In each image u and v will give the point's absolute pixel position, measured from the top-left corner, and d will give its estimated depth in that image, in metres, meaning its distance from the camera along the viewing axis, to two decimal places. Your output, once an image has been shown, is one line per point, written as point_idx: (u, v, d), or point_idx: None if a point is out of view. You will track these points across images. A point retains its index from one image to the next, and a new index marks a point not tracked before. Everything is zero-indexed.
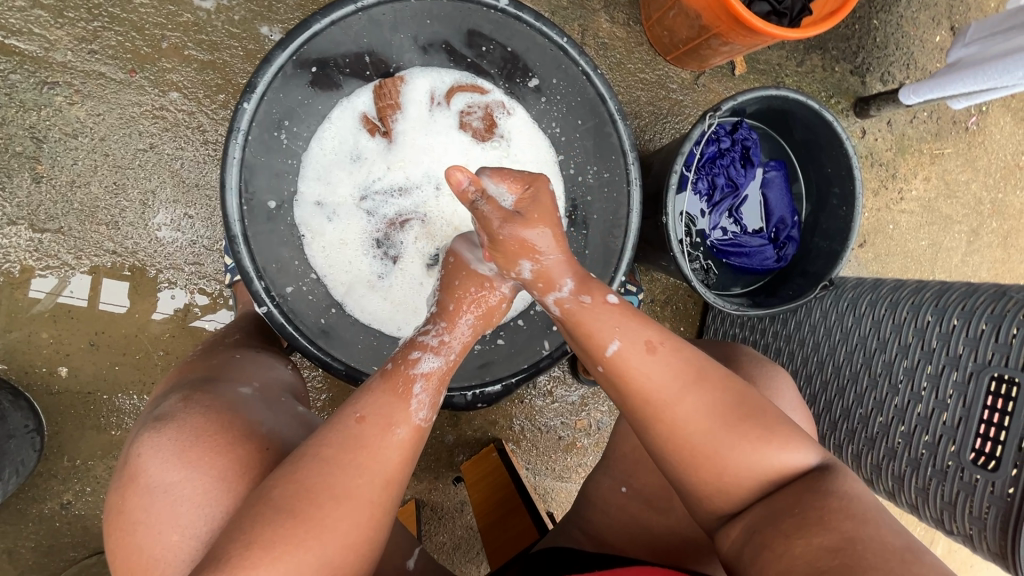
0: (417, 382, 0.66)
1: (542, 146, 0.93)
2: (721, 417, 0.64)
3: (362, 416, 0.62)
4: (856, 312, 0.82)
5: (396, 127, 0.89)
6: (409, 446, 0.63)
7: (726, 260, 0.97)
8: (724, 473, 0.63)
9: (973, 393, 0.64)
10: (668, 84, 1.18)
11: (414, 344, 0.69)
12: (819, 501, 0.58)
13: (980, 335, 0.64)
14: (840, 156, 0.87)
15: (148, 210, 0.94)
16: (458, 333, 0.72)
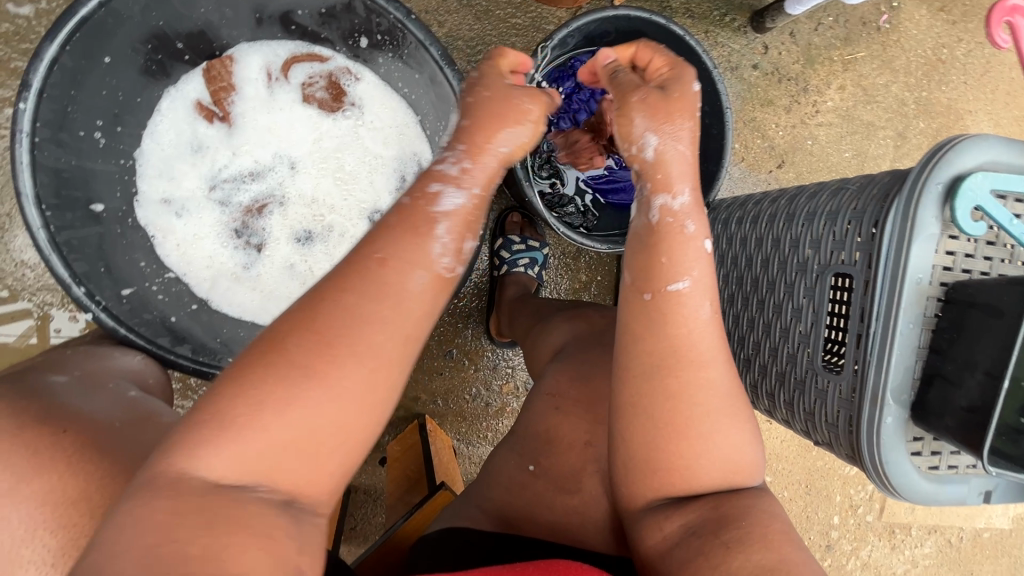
0: (440, 222, 0.52)
1: (394, 108, 0.89)
2: (726, 402, 0.57)
3: (382, 259, 0.50)
4: (729, 233, 0.78)
5: (236, 110, 0.86)
6: (436, 296, 0.52)
7: (607, 199, 0.93)
8: (701, 460, 0.56)
9: (823, 295, 0.61)
10: (544, 25, 1.12)
11: (432, 176, 0.55)
12: (765, 521, 0.54)
13: (823, 235, 0.61)
14: (702, 73, 0.84)
15: (7, 234, 0.92)
16: (484, 159, 0.57)
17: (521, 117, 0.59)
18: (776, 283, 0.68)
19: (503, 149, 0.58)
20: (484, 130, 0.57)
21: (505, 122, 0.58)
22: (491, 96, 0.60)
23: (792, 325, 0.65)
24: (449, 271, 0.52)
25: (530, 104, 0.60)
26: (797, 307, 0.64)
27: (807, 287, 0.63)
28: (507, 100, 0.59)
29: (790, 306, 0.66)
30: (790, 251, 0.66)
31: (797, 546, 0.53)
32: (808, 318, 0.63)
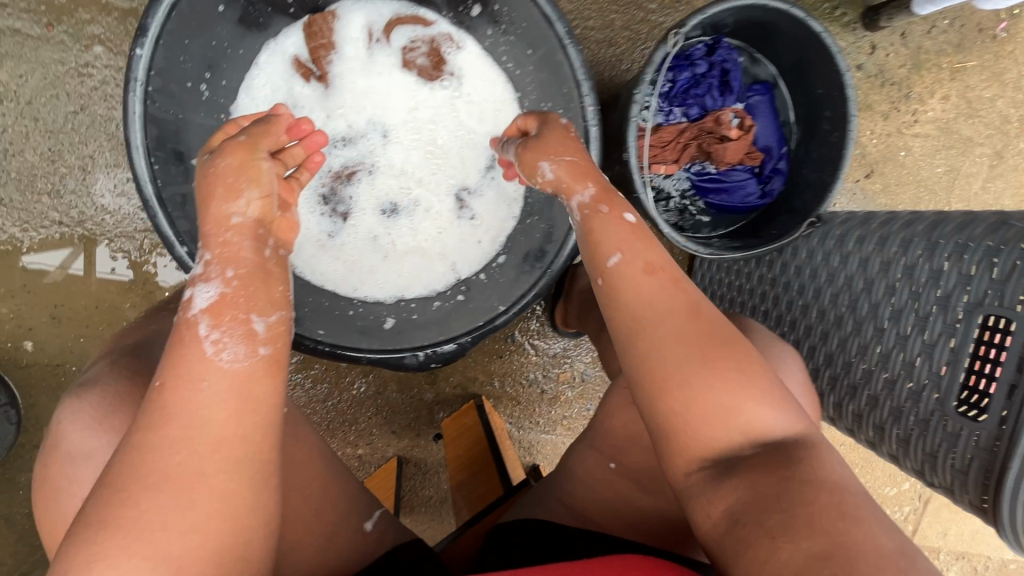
0: (201, 322, 0.52)
1: (494, 82, 0.83)
2: (704, 355, 0.54)
3: (161, 384, 0.50)
4: (844, 252, 0.76)
5: (334, 71, 0.82)
6: (243, 382, 0.51)
7: (706, 198, 0.87)
8: (713, 425, 0.53)
9: (940, 325, 0.63)
10: (647, 3, 1.04)
11: (187, 283, 0.55)
12: (807, 496, 0.48)
13: (944, 267, 0.63)
14: (831, 75, 0.78)
15: (89, 176, 0.90)
16: (229, 246, 0.56)
17: (221, 182, 0.58)
18: (879, 307, 0.70)
19: (241, 217, 0.57)
20: (204, 218, 0.58)
21: (215, 191, 0.58)
22: (195, 186, 0.60)
23: (915, 360, 0.65)
24: (236, 362, 0.51)
25: (222, 162, 0.59)
26: (924, 342, 0.64)
27: (920, 316, 0.65)
28: (206, 176, 0.59)
29: (893, 330, 0.68)
30: (924, 283, 0.65)
31: (854, 516, 0.47)
32: (916, 347, 0.65)
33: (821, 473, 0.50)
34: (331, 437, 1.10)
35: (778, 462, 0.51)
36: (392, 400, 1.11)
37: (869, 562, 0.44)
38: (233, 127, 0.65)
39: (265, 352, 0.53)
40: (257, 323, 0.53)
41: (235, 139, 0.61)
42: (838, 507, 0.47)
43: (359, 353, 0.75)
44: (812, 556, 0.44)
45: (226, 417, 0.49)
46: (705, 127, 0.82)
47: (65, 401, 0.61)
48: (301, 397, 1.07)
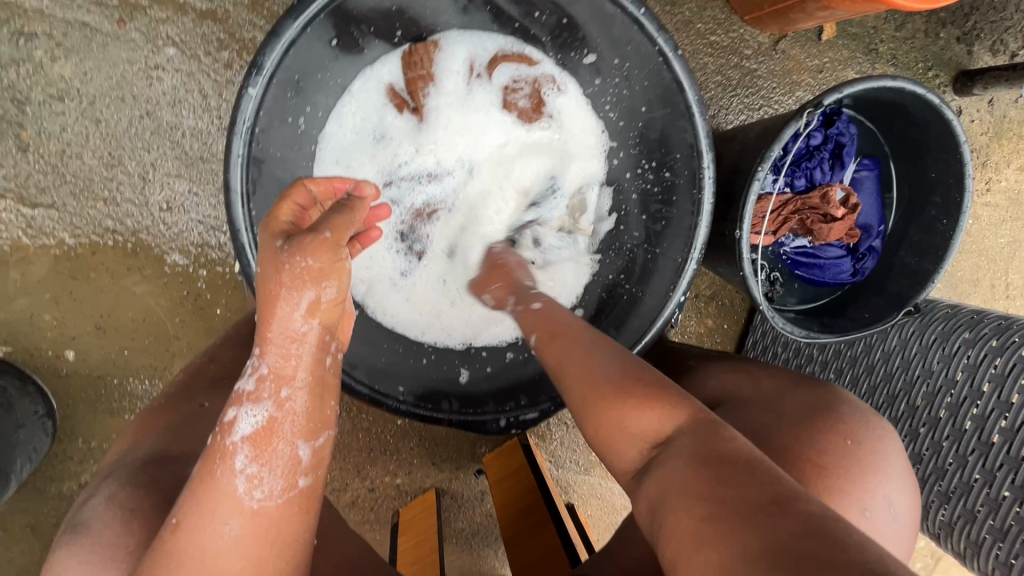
0: (239, 452, 0.48)
1: (593, 129, 0.80)
2: (597, 382, 0.55)
3: (177, 524, 0.45)
4: (944, 351, 0.73)
5: (429, 103, 0.76)
6: (271, 525, 0.48)
7: (797, 271, 0.85)
8: (620, 441, 0.52)
9: (971, 413, 0.69)
10: (741, 49, 1.00)
11: (230, 398, 0.50)
12: (688, 471, 0.44)
13: (981, 362, 0.69)
14: (951, 160, 0.74)
15: (148, 184, 0.85)
16: (287, 361, 0.50)
17: (302, 278, 0.50)
18: (914, 387, 0.75)
19: (305, 328, 0.51)
20: (265, 323, 0.50)
21: (288, 287, 0.49)
22: (261, 270, 0.51)
23: (998, 470, 0.65)
24: (271, 500, 0.48)
25: (304, 260, 0.49)
26: (992, 448, 0.66)
27: (952, 402, 0.71)
28: (284, 267, 0.49)
29: (924, 411, 0.74)
30: (989, 388, 0.68)
31: (738, 476, 0.42)
32: (947, 431, 0.71)
33: (709, 444, 0.45)
34: (371, 464, 1.07)
35: (672, 453, 0.47)
36: (435, 431, 1.09)
37: (741, 518, 0.38)
38: (302, 195, 0.56)
39: (304, 484, 0.50)
40: (302, 448, 0.51)
41: (317, 232, 0.51)
42: (716, 473, 0.42)
43: (439, 417, 0.71)
44: (702, 523, 0.40)
45: (244, 567, 0.45)
46: (810, 203, 0.79)
47: (56, 551, 0.52)
48: (346, 422, 1.04)
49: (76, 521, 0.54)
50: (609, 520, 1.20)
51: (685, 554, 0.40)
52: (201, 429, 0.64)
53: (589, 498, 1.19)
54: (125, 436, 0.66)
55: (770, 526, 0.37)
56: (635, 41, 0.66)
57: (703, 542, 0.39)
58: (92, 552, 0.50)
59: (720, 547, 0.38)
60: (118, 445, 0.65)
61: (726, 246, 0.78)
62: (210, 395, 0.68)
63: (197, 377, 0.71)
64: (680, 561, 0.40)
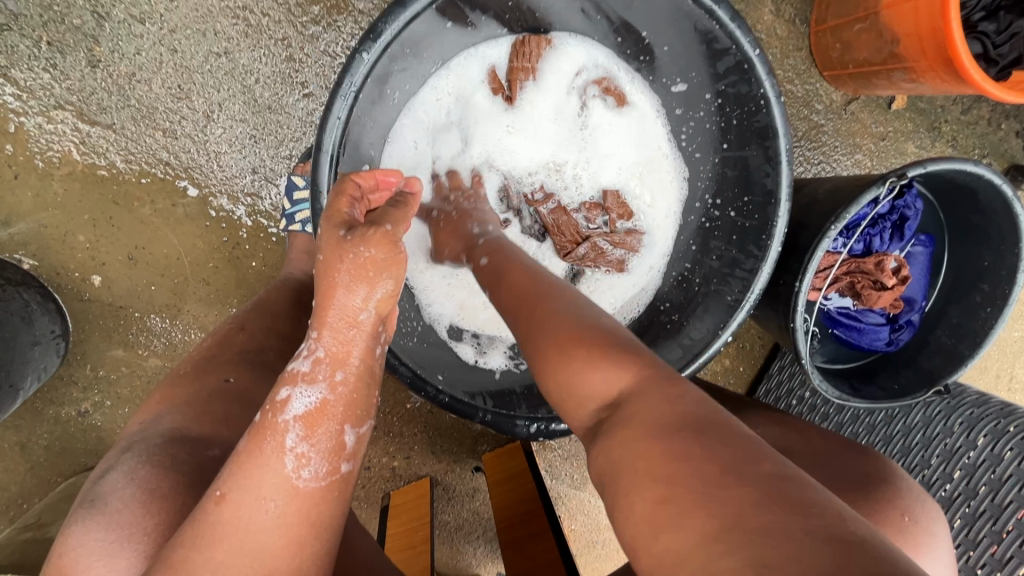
0: (289, 432, 0.44)
1: (667, 155, 0.80)
2: (561, 325, 0.51)
3: (222, 497, 0.41)
4: (969, 435, 0.75)
5: (524, 97, 0.78)
6: (314, 507, 0.44)
7: (833, 329, 0.87)
8: (576, 399, 0.49)
9: (988, 501, 0.70)
10: (814, 102, 1.01)
11: (284, 376, 0.46)
12: (633, 437, 0.41)
13: (1006, 453, 0.71)
14: (1007, 251, 0.75)
15: (210, 123, 0.84)
16: (343, 344, 0.47)
17: (364, 270, 0.47)
18: (930, 466, 0.77)
19: (363, 315, 0.47)
20: (324, 306, 0.47)
21: (349, 278, 0.46)
22: (324, 259, 0.48)
23: (1007, 560, 0.66)
24: (315, 483, 0.44)
25: (367, 250, 0.46)
26: (998, 533, 0.68)
27: (969, 487, 0.72)
28: (347, 257, 0.47)
29: (938, 490, 0.75)
30: (1008, 476, 0.69)
31: (699, 442, 0.38)
32: (960, 513, 0.72)
33: (662, 411, 0.41)
34: (373, 442, 1.06)
35: (625, 416, 0.43)
36: (441, 421, 1.08)
37: (696, 492, 0.35)
38: (352, 188, 0.53)
39: (345, 470, 0.46)
40: (347, 434, 0.47)
41: (378, 225, 0.48)
42: (675, 439, 0.39)
43: (474, 413, 0.69)
44: (658, 496, 0.37)
45: (285, 544, 0.42)
46: (863, 266, 0.80)
47: (69, 526, 0.48)
48: None
49: (93, 494, 0.50)
50: (589, 538, 1.20)
51: (643, 531, 0.36)
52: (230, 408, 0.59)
53: (574, 513, 1.19)
54: (147, 405, 0.61)
55: (729, 500, 0.34)
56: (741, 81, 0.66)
57: (660, 524, 0.35)
58: (110, 530, 0.46)
59: (678, 527, 0.34)
60: (137, 415, 0.61)
61: (776, 297, 0.78)
62: (237, 369, 0.64)
63: (231, 331, 0.69)
64: (642, 544, 0.36)
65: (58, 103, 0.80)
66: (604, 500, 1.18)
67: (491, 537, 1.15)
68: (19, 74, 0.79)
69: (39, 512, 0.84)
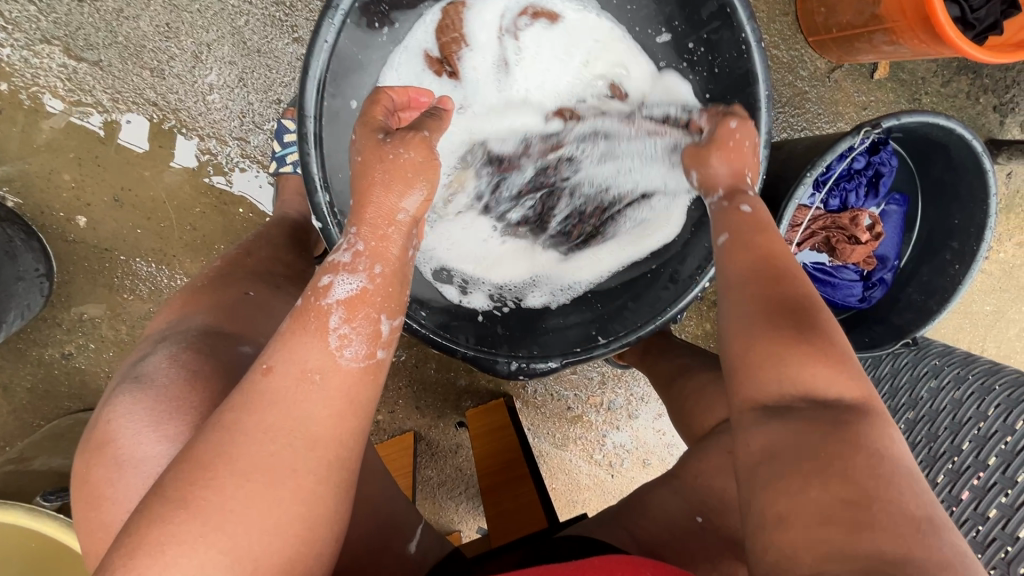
0: (333, 314, 0.45)
1: (626, 47, 0.77)
2: (794, 311, 0.49)
3: (270, 368, 0.43)
4: (935, 383, 0.78)
5: (466, 67, 0.75)
6: (354, 387, 0.44)
7: (810, 285, 0.89)
8: (768, 377, 0.48)
9: (948, 444, 0.73)
10: (798, 69, 1.03)
11: (326, 266, 0.47)
12: (848, 448, 0.41)
13: (965, 399, 0.74)
14: (976, 208, 0.78)
15: (199, 65, 0.84)
16: (389, 243, 0.48)
17: (402, 171, 0.49)
18: (897, 413, 0.80)
19: (401, 214, 0.49)
20: (362, 205, 0.49)
21: (386, 177, 0.49)
22: (361, 161, 0.50)
23: (963, 497, 0.69)
24: (355, 364, 0.44)
25: (406, 152, 0.49)
26: (954, 472, 0.71)
27: (932, 431, 0.76)
28: (386, 159, 0.49)
29: (904, 437, 0.78)
30: (966, 419, 0.73)
31: (898, 487, 0.39)
32: (923, 455, 0.75)
33: (872, 441, 0.42)
34: None
35: (831, 422, 0.44)
36: (426, 376, 1.09)
37: (886, 521, 0.37)
38: (386, 101, 0.55)
39: (381, 357, 0.46)
40: (383, 324, 0.47)
41: (416, 130, 0.51)
42: (877, 472, 0.40)
43: (455, 348, 0.71)
44: (840, 502, 0.39)
45: (329, 416, 0.42)
46: (839, 222, 0.82)
47: (116, 398, 0.50)
48: None
49: (136, 373, 0.52)
50: (570, 497, 1.23)
51: (803, 518, 0.39)
52: (253, 314, 0.60)
53: (555, 473, 1.22)
54: (171, 306, 0.61)
55: (914, 543, 0.37)
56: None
57: (828, 522, 0.38)
58: (159, 401, 0.48)
59: (851, 537, 0.37)
60: (163, 313, 0.62)
61: None
62: (257, 286, 0.64)
63: (237, 255, 0.69)
64: (790, 530, 0.40)
65: (44, 37, 0.80)
66: (585, 461, 1.21)
67: (473, 494, 1.16)
68: (4, 6, 0.79)
69: (24, 450, 0.85)
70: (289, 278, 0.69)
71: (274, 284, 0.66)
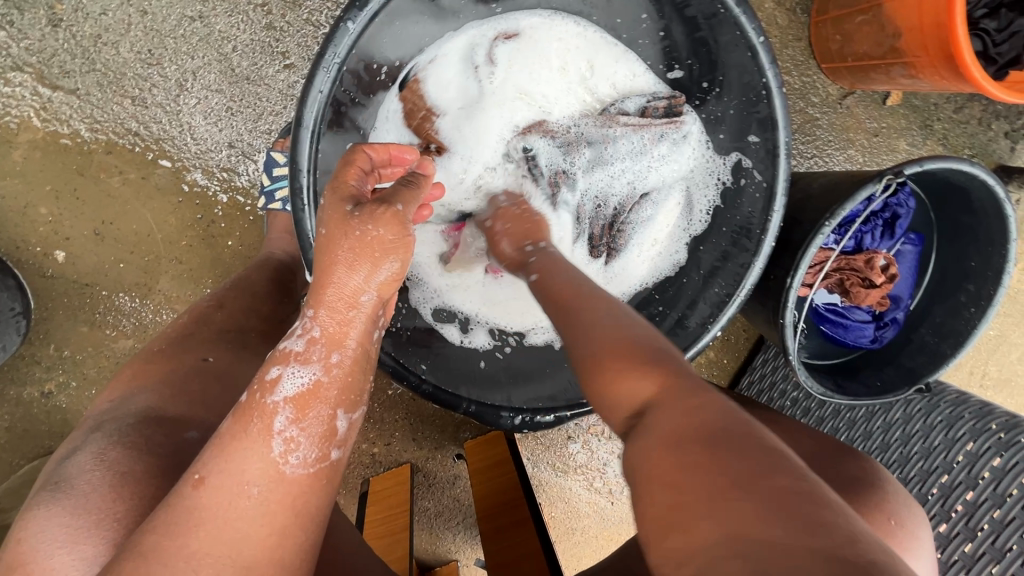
0: (280, 414, 0.41)
1: (600, 46, 0.74)
2: (602, 337, 0.48)
3: (201, 480, 0.39)
4: (948, 434, 0.76)
5: (447, 132, 0.72)
6: (299, 497, 0.41)
7: (820, 325, 0.87)
8: (612, 404, 0.45)
9: (963, 499, 0.71)
10: (810, 95, 1.00)
11: (273, 357, 0.43)
12: (671, 434, 0.38)
13: (982, 454, 0.72)
14: (994, 252, 0.75)
15: (183, 92, 0.79)
16: (342, 328, 0.45)
17: (369, 248, 0.45)
18: (908, 462, 0.78)
19: (363, 296, 0.46)
20: (321, 285, 0.45)
21: (350, 256, 0.45)
22: (325, 235, 0.46)
23: (979, 557, 0.67)
24: (303, 469, 0.41)
25: (375, 229, 0.45)
26: (968, 529, 0.69)
27: (945, 484, 0.73)
28: (352, 235, 0.45)
29: (916, 487, 0.76)
30: (982, 476, 0.70)
31: (726, 449, 0.35)
32: (935, 509, 0.73)
33: (697, 415, 0.38)
34: None
35: (660, 416, 0.40)
36: (423, 408, 1.06)
37: (721, 493, 0.33)
38: (364, 161, 0.51)
39: (335, 457, 0.44)
40: (339, 420, 0.44)
41: (388, 204, 0.47)
42: (700, 445, 0.36)
43: (457, 403, 0.68)
44: (683, 490, 0.34)
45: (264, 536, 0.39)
46: (854, 264, 0.80)
47: (30, 509, 0.44)
48: None
49: (58, 477, 0.46)
50: (569, 525, 1.20)
51: (661, 520, 0.35)
52: (207, 384, 0.56)
53: (554, 501, 1.20)
54: (116, 383, 0.57)
55: (755, 504, 0.31)
56: (727, 29, 0.62)
57: (676, 515, 0.34)
58: (78, 517, 0.42)
59: (701, 522, 0.32)
60: (108, 389, 0.58)
61: (767, 293, 0.77)
62: (217, 350, 0.61)
63: (210, 309, 0.65)
64: (656, 543, 0.34)
65: (16, 64, 0.75)
66: (584, 488, 1.18)
67: (470, 524, 1.14)
68: None
69: (3, 499, 0.80)
70: (264, 335, 0.66)
71: (246, 344, 0.63)
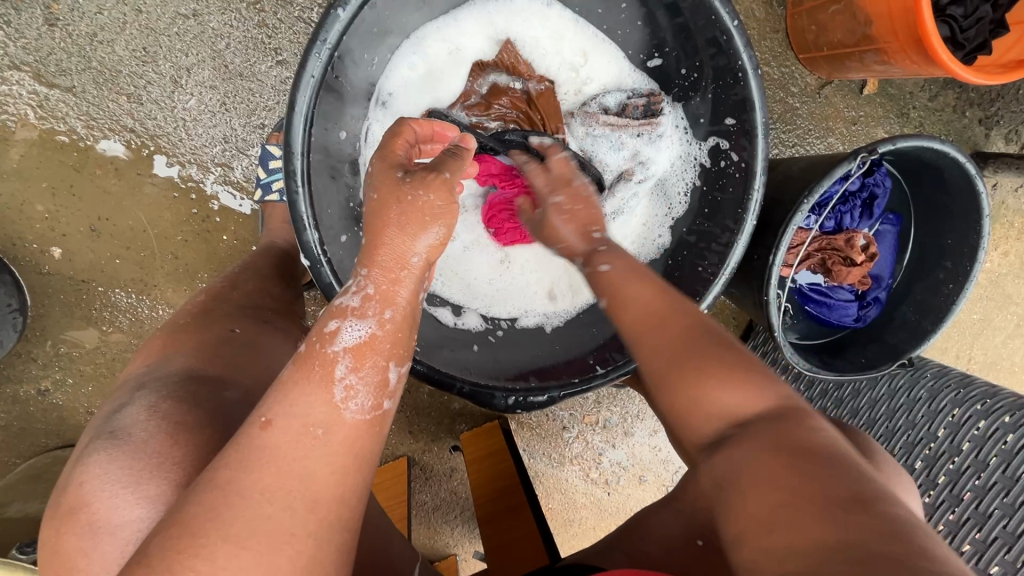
0: (340, 363, 0.43)
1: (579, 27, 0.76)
2: (686, 345, 0.50)
3: (268, 422, 0.40)
4: (931, 406, 0.78)
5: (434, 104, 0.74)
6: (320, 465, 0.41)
7: (805, 306, 0.89)
8: (695, 412, 0.48)
9: (947, 467, 0.73)
10: (789, 85, 1.03)
11: (332, 310, 0.45)
12: (768, 455, 0.41)
13: (964, 422, 0.74)
14: (969, 228, 0.78)
15: (178, 89, 0.81)
16: (399, 287, 0.47)
17: (419, 214, 0.47)
18: (894, 436, 0.80)
19: (415, 258, 0.47)
20: (375, 245, 0.47)
21: (400, 219, 0.47)
22: (378, 198, 0.48)
23: (963, 523, 0.69)
24: (361, 416, 0.42)
25: (426, 196, 0.47)
26: (952, 495, 0.71)
27: (930, 455, 0.75)
28: (403, 200, 0.47)
29: (902, 458, 0.78)
30: (966, 444, 0.72)
31: (821, 469, 0.39)
32: (920, 479, 0.75)
33: (790, 436, 0.42)
34: None
35: (756, 435, 0.44)
36: (419, 400, 1.07)
37: (819, 511, 0.36)
38: (409, 134, 0.54)
39: (388, 408, 0.45)
40: (392, 372, 0.45)
41: (437, 171, 0.49)
42: (803, 467, 0.40)
43: (451, 383, 0.69)
44: (776, 507, 0.38)
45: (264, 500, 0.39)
46: (834, 244, 0.82)
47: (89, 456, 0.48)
48: None
49: (111, 428, 0.49)
50: (566, 516, 1.21)
51: (753, 529, 0.39)
52: (244, 354, 0.58)
53: (550, 492, 1.20)
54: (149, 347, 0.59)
55: (852, 523, 0.35)
56: (702, 14, 0.65)
57: (772, 528, 0.38)
58: (107, 483, 0.46)
59: (794, 533, 0.36)
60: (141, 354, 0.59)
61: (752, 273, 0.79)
62: (244, 322, 0.62)
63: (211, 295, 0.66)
64: (748, 543, 0.39)
65: (13, 64, 0.77)
66: (580, 479, 1.19)
67: (469, 517, 1.14)
68: None
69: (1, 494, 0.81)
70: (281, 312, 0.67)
71: (265, 318, 0.64)
